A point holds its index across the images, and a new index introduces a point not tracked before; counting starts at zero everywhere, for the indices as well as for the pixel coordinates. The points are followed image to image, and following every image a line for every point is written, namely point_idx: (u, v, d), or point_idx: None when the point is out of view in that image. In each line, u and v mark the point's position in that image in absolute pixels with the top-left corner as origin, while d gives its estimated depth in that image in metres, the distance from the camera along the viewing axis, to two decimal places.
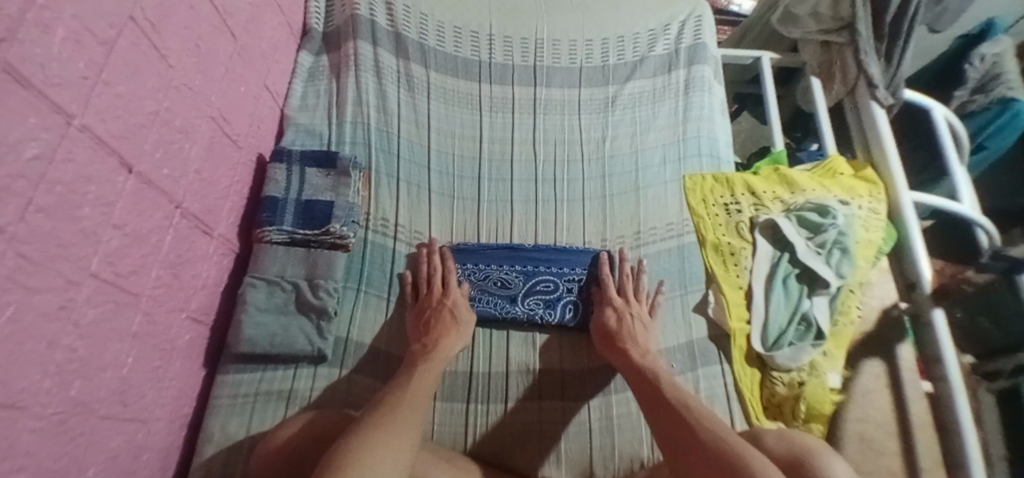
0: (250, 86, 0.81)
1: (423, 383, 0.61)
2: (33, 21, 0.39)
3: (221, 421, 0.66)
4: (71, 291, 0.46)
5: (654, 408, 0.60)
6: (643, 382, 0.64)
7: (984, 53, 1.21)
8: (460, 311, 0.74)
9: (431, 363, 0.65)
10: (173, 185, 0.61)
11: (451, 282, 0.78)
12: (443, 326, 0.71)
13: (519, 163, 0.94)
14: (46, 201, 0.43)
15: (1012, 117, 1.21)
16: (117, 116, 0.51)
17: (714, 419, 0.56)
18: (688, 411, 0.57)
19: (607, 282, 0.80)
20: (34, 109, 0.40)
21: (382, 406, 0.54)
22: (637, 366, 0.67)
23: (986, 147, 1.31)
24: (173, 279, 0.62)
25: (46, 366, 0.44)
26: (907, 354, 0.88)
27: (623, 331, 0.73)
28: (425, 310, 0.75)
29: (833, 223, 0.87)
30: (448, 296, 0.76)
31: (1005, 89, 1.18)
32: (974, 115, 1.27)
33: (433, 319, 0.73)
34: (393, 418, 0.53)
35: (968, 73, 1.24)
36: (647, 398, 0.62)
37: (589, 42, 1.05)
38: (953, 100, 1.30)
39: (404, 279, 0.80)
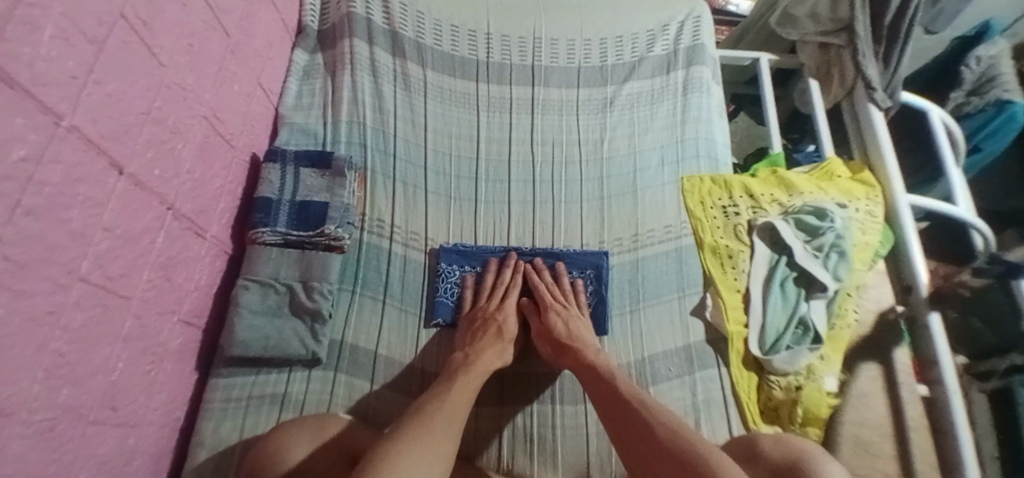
0: (244, 84, 0.80)
1: (464, 393, 0.62)
2: (20, 20, 0.38)
3: (213, 425, 0.65)
4: (58, 295, 0.45)
5: (610, 407, 0.61)
6: (600, 385, 0.64)
7: (980, 56, 1.22)
8: (507, 328, 0.74)
9: (474, 373, 0.65)
10: (165, 186, 0.60)
11: (511, 297, 0.79)
12: (488, 337, 0.72)
13: (517, 164, 0.93)
14: (33, 203, 0.42)
15: (1008, 119, 1.22)
16: (107, 115, 0.50)
17: (671, 419, 0.57)
18: (645, 410, 0.58)
19: (539, 290, 0.80)
20: (22, 110, 0.39)
21: (421, 414, 0.55)
22: (592, 368, 0.67)
23: (982, 148, 1.32)
24: (164, 281, 0.61)
25: (33, 372, 0.43)
26: (903, 357, 0.88)
27: (572, 334, 0.73)
28: (477, 318, 0.76)
29: (830, 227, 0.87)
30: (504, 311, 0.77)
31: (1001, 91, 1.21)
32: (970, 116, 1.29)
33: (482, 327, 0.74)
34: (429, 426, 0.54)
35: (964, 75, 1.25)
36: (601, 399, 0.62)
37: (587, 42, 1.04)
38: (949, 102, 1.30)
39: (462, 286, 0.81)
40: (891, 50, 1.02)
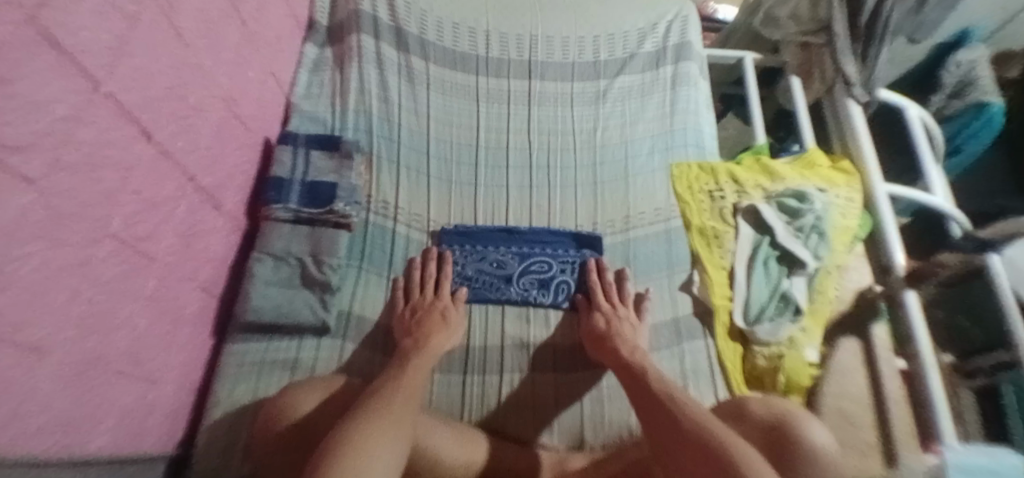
0: (257, 72, 0.85)
1: (417, 373, 0.60)
2: None
3: (228, 388, 0.69)
4: (90, 247, 0.50)
5: (646, 401, 0.60)
6: (633, 381, 0.64)
7: (960, 59, 1.30)
8: (451, 313, 0.76)
9: (424, 356, 0.66)
10: (185, 158, 0.65)
11: (444, 288, 0.79)
12: (433, 325, 0.73)
13: (515, 151, 0.98)
14: (73, 159, 0.46)
15: (986, 122, 1.29)
16: (137, 86, 0.55)
17: (705, 416, 0.55)
18: (675, 405, 0.57)
19: (594, 289, 0.82)
20: (65, 73, 0.44)
21: (379, 395, 0.53)
22: (628, 365, 0.67)
23: (963, 149, 1.38)
24: (183, 249, 0.66)
25: (68, 316, 0.47)
26: (882, 333, 0.92)
27: (613, 332, 0.74)
28: (418, 309, 0.76)
29: (810, 209, 0.93)
30: (441, 299, 0.77)
31: (981, 93, 1.27)
32: (951, 118, 1.35)
33: (423, 320, 0.74)
34: (390, 407, 0.51)
35: (944, 79, 1.32)
36: (636, 393, 0.62)
37: (581, 39, 1.10)
38: (930, 105, 1.37)
39: (393, 285, 0.80)
40: (869, 48, 1.08)
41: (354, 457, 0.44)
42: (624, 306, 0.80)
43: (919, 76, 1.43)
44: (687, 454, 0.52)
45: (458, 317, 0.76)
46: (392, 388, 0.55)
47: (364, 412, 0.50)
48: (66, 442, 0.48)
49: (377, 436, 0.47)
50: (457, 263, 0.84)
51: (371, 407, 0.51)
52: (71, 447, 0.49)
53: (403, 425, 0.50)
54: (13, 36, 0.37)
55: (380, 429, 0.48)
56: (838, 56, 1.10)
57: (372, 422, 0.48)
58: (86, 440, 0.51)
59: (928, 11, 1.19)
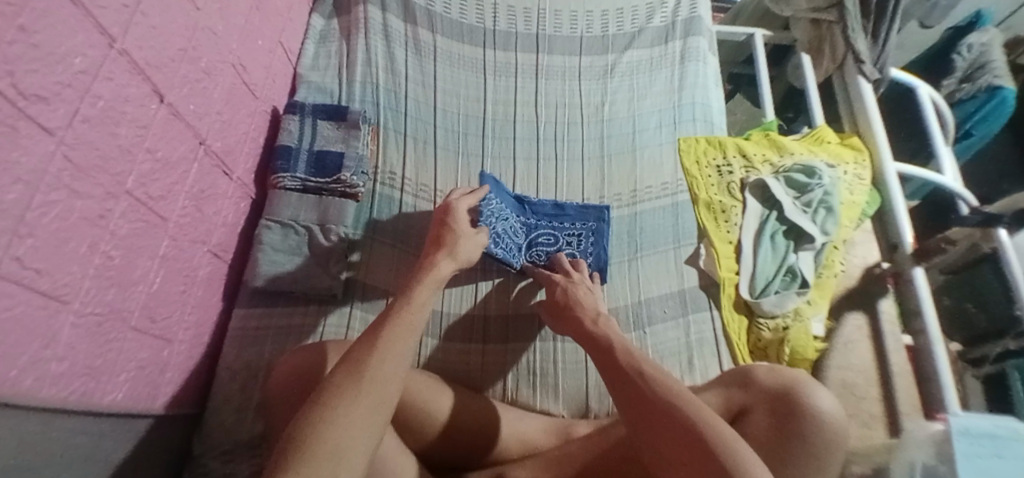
0: (267, 41, 0.86)
1: (405, 331, 0.49)
2: None
3: (237, 351, 0.71)
4: (107, 202, 0.51)
5: (614, 381, 0.51)
6: (598, 352, 0.56)
7: (972, 43, 1.29)
8: (460, 230, 0.69)
9: (428, 286, 0.57)
10: (198, 121, 0.66)
11: (456, 215, 0.70)
12: (436, 244, 0.66)
13: (522, 124, 0.98)
14: (90, 113, 0.47)
15: (999, 103, 1.26)
16: (151, 45, 0.56)
17: (682, 392, 0.47)
18: (656, 381, 0.48)
19: (541, 275, 0.78)
20: (82, 28, 0.45)
21: (353, 357, 0.45)
22: (589, 335, 0.60)
23: (974, 134, 1.34)
24: (195, 212, 0.67)
25: (86, 268, 0.48)
26: (889, 307, 0.91)
27: (570, 302, 0.68)
28: (444, 217, 0.70)
29: (818, 184, 0.92)
30: (455, 217, 0.70)
31: (992, 77, 1.25)
32: (962, 103, 1.32)
33: (436, 239, 0.67)
34: (411, 334, 0.49)
35: (956, 62, 1.32)
36: (603, 369, 0.54)
37: (590, 13, 1.09)
38: (941, 89, 1.36)
39: (410, 229, 0.83)
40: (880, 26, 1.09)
41: (362, 380, 0.43)
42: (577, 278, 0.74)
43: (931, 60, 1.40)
44: (680, 452, 0.42)
45: (479, 232, 0.71)
46: (369, 343, 0.47)
47: (338, 377, 0.43)
48: (85, 392, 0.50)
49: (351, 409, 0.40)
50: (494, 215, 0.79)
51: (344, 372, 0.44)
52: (90, 396, 0.51)
53: (385, 399, 0.43)
54: None
55: (396, 350, 0.46)
56: (848, 33, 1.09)
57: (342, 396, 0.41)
58: (103, 392, 0.53)
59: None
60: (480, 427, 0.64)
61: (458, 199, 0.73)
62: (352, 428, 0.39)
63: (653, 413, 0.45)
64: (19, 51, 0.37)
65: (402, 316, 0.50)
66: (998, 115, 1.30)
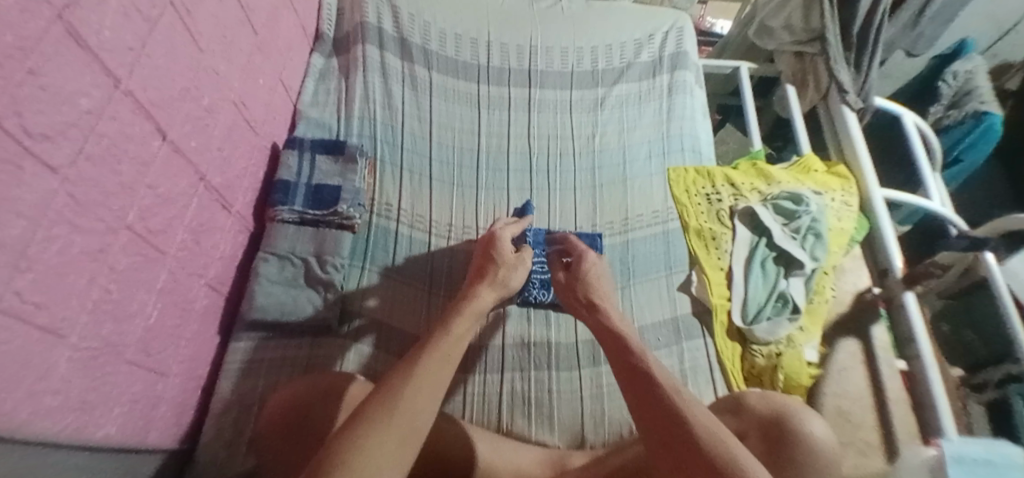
0: (267, 79, 0.89)
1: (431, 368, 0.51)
2: None
3: (232, 384, 0.71)
4: (107, 237, 0.52)
5: (634, 384, 0.50)
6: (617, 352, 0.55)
7: (956, 71, 1.35)
8: (504, 256, 0.71)
9: (466, 317, 0.60)
10: (198, 157, 0.69)
11: (503, 245, 0.73)
12: (478, 275, 0.70)
13: (516, 155, 1.01)
14: (94, 151, 0.49)
15: (987, 129, 1.29)
16: (154, 85, 0.59)
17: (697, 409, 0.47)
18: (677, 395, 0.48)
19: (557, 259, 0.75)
20: (88, 69, 0.48)
21: (381, 392, 0.47)
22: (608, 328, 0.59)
23: (962, 159, 1.37)
24: (193, 245, 0.69)
25: (82, 302, 0.49)
26: (881, 334, 0.91)
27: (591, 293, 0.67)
28: (489, 248, 0.73)
29: (806, 211, 0.94)
30: (500, 246, 0.73)
31: (978, 103, 1.28)
32: (949, 129, 1.36)
33: (484, 265, 0.71)
34: (446, 367, 0.52)
35: (943, 89, 1.37)
36: (623, 369, 0.52)
37: (580, 49, 1.13)
38: (929, 115, 1.40)
39: (417, 261, 0.86)
40: (862, 57, 1.12)
41: (394, 411, 0.45)
42: (588, 262, 0.72)
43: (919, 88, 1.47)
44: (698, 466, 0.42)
45: (524, 253, 0.73)
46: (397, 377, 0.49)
47: (367, 412, 0.44)
48: (78, 426, 0.50)
49: (377, 444, 0.41)
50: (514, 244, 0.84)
51: (373, 410, 0.45)
52: (83, 430, 0.51)
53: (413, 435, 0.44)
54: (37, 30, 0.40)
55: (426, 385, 0.48)
56: (831, 65, 1.12)
57: (371, 432, 0.42)
58: (96, 426, 0.53)
59: (925, 25, 1.23)
60: (469, 457, 0.64)
61: (502, 229, 0.78)
62: (382, 454, 0.41)
63: (668, 434, 0.45)
64: (27, 93, 0.40)
65: (438, 350, 0.53)
66: (986, 142, 1.33)
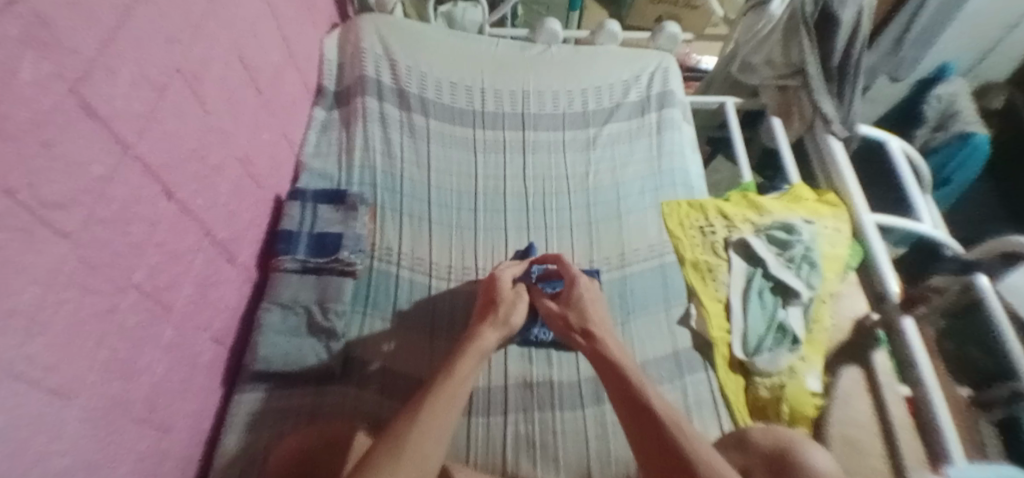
0: (271, 134, 0.93)
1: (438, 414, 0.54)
2: (102, 66, 0.51)
3: (237, 437, 0.70)
4: (116, 297, 0.54)
5: (633, 422, 0.53)
6: (617, 387, 0.58)
7: (940, 94, 1.41)
8: (504, 296, 0.75)
9: (471, 355, 0.64)
10: (204, 214, 0.72)
11: (502, 286, 0.77)
12: (483, 313, 0.74)
13: (513, 196, 1.04)
14: (104, 214, 0.52)
15: (973, 149, 1.33)
16: (163, 148, 0.62)
17: (697, 443, 0.49)
18: (677, 430, 0.51)
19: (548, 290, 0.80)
20: (99, 138, 0.51)
21: (392, 436, 0.50)
22: (606, 361, 0.63)
23: (952, 180, 1.40)
24: (198, 299, 0.70)
25: (92, 362, 0.51)
26: (883, 360, 0.90)
27: (587, 327, 0.71)
28: (492, 291, 0.77)
29: (799, 240, 0.96)
30: (500, 289, 0.77)
31: (963, 124, 1.34)
32: (936, 151, 1.40)
33: (489, 304, 0.75)
34: (451, 410, 0.55)
35: (927, 112, 1.42)
36: (622, 405, 0.56)
37: (570, 92, 1.18)
38: (916, 138, 1.44)
39: (419, 303, 0.87)
40: (844, 88, 1.18)
41: (401, 457, 0.48)
42: (580, 292, 0.77)
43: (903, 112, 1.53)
44: None
45: (521, 289, 0.77)
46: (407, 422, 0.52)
47: (376, 458, 0.48)
48: None
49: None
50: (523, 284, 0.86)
51: (383, 455, 0.48)
52: None
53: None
54: (49, 104, 0.43)
55: (432, 431, 0.51)
56: (815, 98, 1.17)
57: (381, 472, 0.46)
58: None
59: (906, 50, 1.36)
60: None
61: (504, 270, 0.82)
62: None
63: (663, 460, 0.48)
64: (40, 164, 0.42)
65: (444, 393, 0.56)
66: (972, 164, 1.37)
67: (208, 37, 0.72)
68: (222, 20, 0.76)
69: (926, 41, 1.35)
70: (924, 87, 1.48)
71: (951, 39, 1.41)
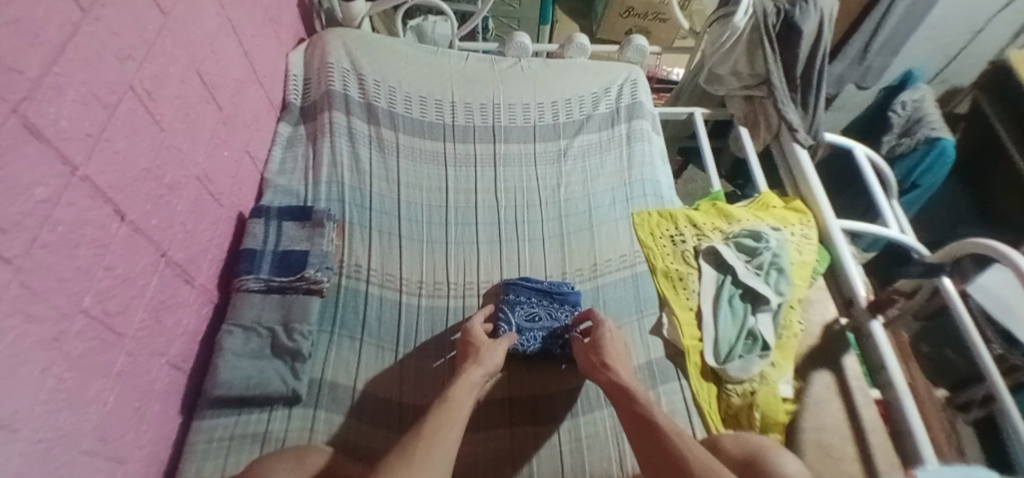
0: (233, 151, 0.91)
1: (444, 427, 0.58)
2: (47, 86, 0.49)
3: (196, 467, 0.67)
4: (63, 323, 0.51)
5: (637, 433, 0.62)
6: (625, 405, 0.66)
7: (905, 101, 1.45)
8: (479, 341, 0.78)
9: (464, 385, 0.67)
10: (160, 235, 0.69)
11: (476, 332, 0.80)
12: (465, 353, 0.76)
13: (484, 209, 1.03)
14: (50, 238, 0.49)
15: (940, 153, 1.37)
16: (115, 168, 0.60)
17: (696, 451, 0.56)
18: (678, 439, 0.58)
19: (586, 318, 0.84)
20: (44, 159, 0.49)
21: (400, 450, 0.54)
22: (620, 386, 0.69)
23: (919, 184, 1.43)
24: (154, 323, 0.68)
25: (36, 394, 0.48)
26: (853, 363, 0.91)
27: (607, 356, 0.76)
28: (467, 338, 0.79)
29: (766, 247, 0.97)
30: (474, 336, 0.79)
31: (929, 129, 1.38)
32: (905, 155, 1.43)
33: (467, 349, 0.77)
34: (451, 425, 0.59)
35: (894, 119, 1.46)
36: (631, 421, 0.64)
37: (541, 104, 1.19)
38: (884, 144, 1.47)
39: (390, 320, 0.86)
40: (808, 96, 1.21)
41: (413, 463, 0.51)
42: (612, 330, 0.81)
43: (870, 121, 1.57)
44: None
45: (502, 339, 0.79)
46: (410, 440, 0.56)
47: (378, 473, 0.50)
48: None
49: None
50: (524, 300, 0.88)
51: (392, 462, 0.52)
52: None
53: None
54: None
55: (439, 446, 0.55)
56: (780, 106, 1.20)
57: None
58: None
59: (871, 59, 1.42)
60: None
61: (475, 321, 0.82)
62: None
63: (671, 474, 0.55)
64: None
65: (444, 415, 0.60)
66: (940, 168, 1.40)
67: (164, 55, 0.71)
68: (178, 37, 0.74)
69: (891, 50, 1.42)
70: (890, 94, 1.53)
71: (917, 44, 1.48)
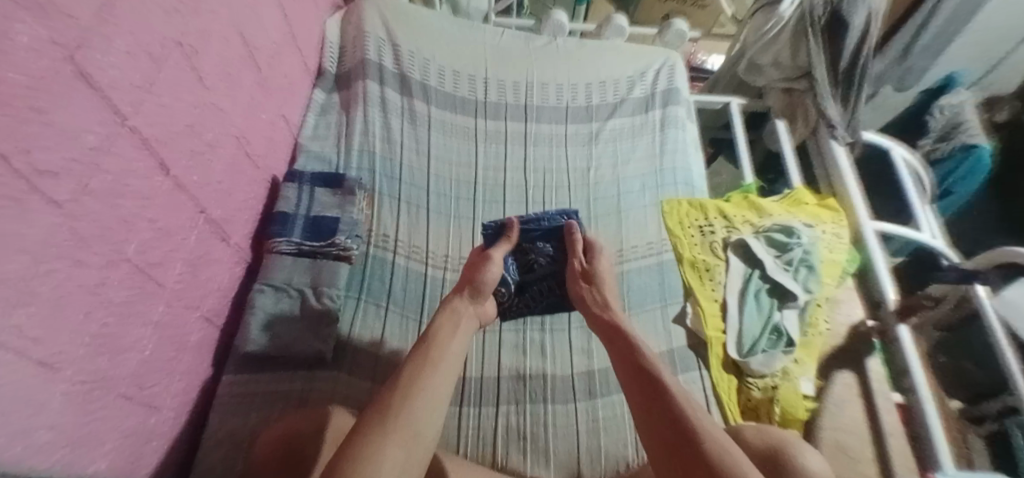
0: (269, 114, 0.92)
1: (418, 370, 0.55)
2: (99, 34, 0.49)
3: (222, 418, 0.69)
4: (106, 271, 0.53)
5: (630, 375, 0.57)
6: (621, 348, 0.62)
7: (943, 106, 1.39)
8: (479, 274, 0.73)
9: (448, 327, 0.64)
10: (199, 192, 0.71)
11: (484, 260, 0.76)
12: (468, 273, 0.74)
13: (512, 187, 1.03)
14: (98, 187, 0.50)
15: (975, 161, 1.32)
16: (160, 122, 0.61)
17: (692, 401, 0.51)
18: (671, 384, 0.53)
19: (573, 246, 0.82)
20: (95, 107, 0.49)
21: (376, 403, 0.50)
22: (616, 330, 0.65)
23: (953, 191, 1.39)
24: (190, 277, 0.69)
25: (80, 336, 0.50)
26: (877, 367, 0.90)
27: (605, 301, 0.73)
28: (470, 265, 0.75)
29: (797, 243, 0.96)
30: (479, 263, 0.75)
31: (965, 136, 1.33)
32: (939, 162, 1.37)
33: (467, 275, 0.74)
34: (432, 369, 0.55)
35: (930, 123, 1.40)
36: (625, 366, 0.59)
37: (574, 84, 1.17)
38: (919, 148, 1.42)
39: (415, 289, 0.87)
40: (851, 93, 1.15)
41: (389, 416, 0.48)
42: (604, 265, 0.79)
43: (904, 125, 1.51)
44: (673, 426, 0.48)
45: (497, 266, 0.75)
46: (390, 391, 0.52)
47: (364, 423, 0.47)
48: (69, 463, 0.50)
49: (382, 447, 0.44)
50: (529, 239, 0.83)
51: (371, 416, 0.48)
52: (71, 466, 0.50)
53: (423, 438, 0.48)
54: (47, 70, 0.42)
55: (423, 393, 0.52)
56: (820, 100, 1.15)
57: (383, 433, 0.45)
58: (87, 460, 0.53)
59: (912, 60, 1.39)
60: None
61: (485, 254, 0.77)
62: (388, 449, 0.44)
63: (656, 419, 0.50)
64: (37, 129, 0.41)
65: (427, 358, 0.57)
66: (975, 174, 1.35)
67: (208, 12, 0.71)
68: None
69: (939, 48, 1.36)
70: (929, 98, 1.46)
71: (956, 51, 1.40)
